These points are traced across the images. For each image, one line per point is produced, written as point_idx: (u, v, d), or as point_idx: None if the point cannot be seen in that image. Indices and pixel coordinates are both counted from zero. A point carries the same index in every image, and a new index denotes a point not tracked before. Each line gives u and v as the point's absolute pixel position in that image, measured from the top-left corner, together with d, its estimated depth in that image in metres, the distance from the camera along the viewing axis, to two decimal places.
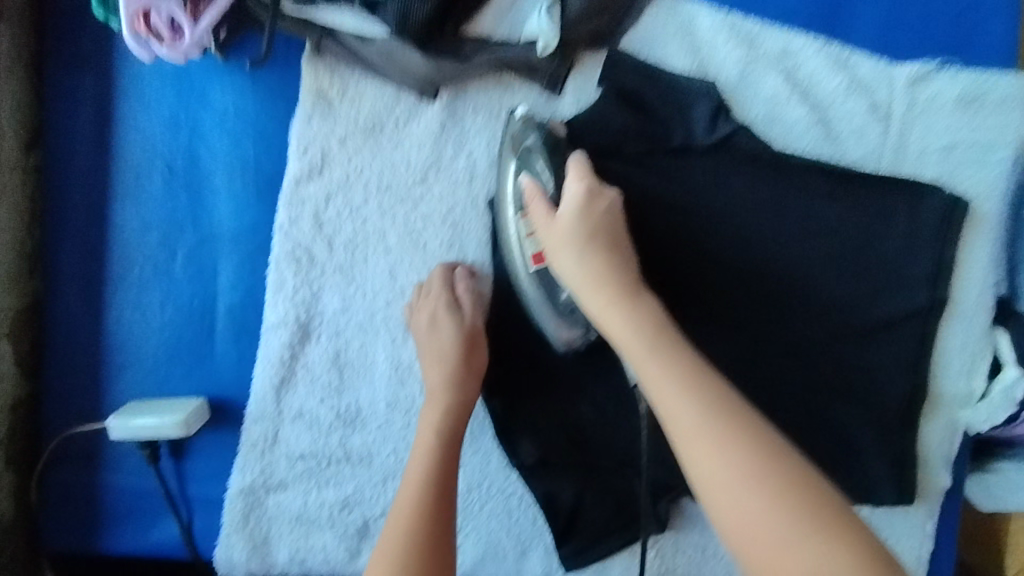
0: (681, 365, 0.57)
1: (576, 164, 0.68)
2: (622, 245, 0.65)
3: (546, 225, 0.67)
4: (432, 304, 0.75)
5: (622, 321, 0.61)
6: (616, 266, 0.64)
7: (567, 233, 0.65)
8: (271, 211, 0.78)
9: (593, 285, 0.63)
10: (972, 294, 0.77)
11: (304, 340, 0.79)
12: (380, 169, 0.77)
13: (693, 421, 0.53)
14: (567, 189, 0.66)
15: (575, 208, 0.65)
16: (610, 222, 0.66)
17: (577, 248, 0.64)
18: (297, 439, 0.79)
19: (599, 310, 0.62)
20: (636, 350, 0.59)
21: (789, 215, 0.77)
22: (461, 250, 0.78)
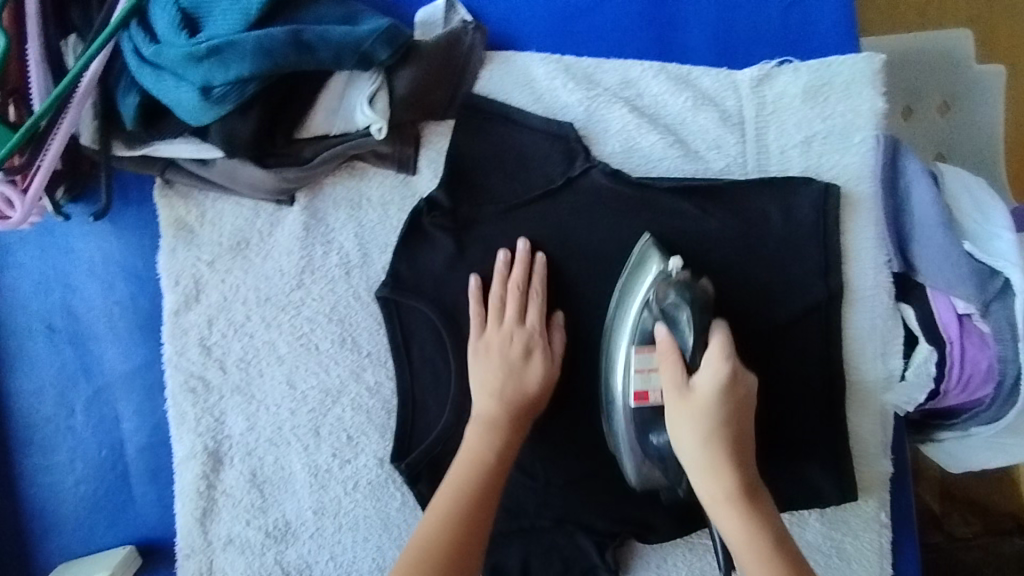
0: (758, 519, 0.56)
1: (719, 345, 0.60)
2: (739, 391, 0.60)
3: (675, 402, 0.61)
4: (507, 340, 0.72)
5: (713, 473, 0.58)
6: (727, 407, 0.59)
7: (703, 409, 0.59)
8: (158, 345, 0.78)
9: (681, 420, 0.60)
10: (869, 278, 0.76)
11: (217, 467, 0.78)
12: (255, 283, 0.76)
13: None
14: (704, 375, 0.60)
15: (710, 391, 0.59)
16: (741, 414, 0.60)
17: (676, 394, 0.61)
18: (232, 566, 0.78)
19: (687, 447, 0.59)
20: (745, 555, 0.55)
21: (669, 236, 0.75)
22: (354, 344, 0.77)
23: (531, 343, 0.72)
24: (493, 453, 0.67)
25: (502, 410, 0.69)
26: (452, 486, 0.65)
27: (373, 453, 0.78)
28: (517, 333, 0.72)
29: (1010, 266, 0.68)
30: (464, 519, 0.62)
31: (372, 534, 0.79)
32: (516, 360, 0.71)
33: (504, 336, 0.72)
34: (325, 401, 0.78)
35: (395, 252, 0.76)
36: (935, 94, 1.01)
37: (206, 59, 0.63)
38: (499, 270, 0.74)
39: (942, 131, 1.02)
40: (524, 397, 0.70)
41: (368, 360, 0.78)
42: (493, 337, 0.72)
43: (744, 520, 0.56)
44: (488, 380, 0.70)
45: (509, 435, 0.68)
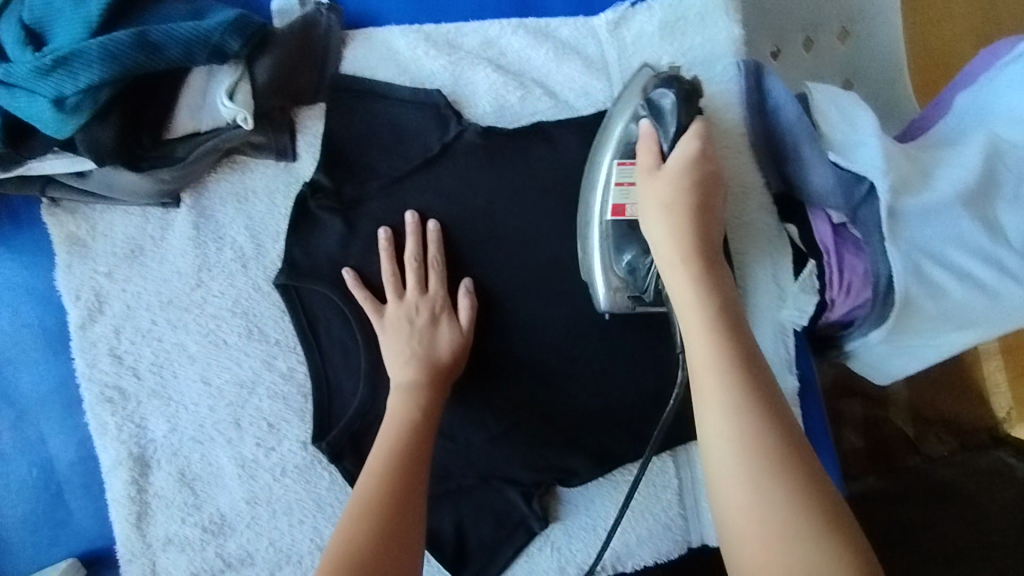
0: (721, 314, 0.55)
1: (691, 130, 0.62)
2: (715, 197, 0.62)
3: (646, 178, 0.62)
4: (416, 311, 0.75)
5: (682, 265, 0.58)
6: (701, 217, 0.60)
7: (671, 184, 0.60)
8: (71, 361, 0.79)
9: (661, 215, 0.60)
10: (751, 202, 0.78)
11: (147, 470, 0.79)
12: (155, 287, 0.78)
13: (693, 312, 0.56)
14: (681, 145, 0.62)
15: (683, 145, 0.62)
16: (709, 185, 0.62)
17: (653, 178, 0.62)
18: (175, 565, 0.80)
19: (663, 232, 0.59)
20: (692, 321, 0.55)
21: (552, 184, 0.76)
22: (261, 334, 0.79)
23: (438, 310, 0.75)
24: (420, 411, 0.69)
25: (420, 376, 0.71)
26: (389, 435, 0.67)
27: (295, 438, 0.80)
28: (423, 302, 0.75)
29: (871, 168, 0.70)
30: (409, 473, 0.63)
31: (305, 517, 0.80)
32: (424, 328, 0.74)
33: (412, 309, 0.75)
34: (241, 393, 0.79)
35: (286, 240, 0.77)
36: (834, 22, 1.03)
37: (54, 71, 0.64)
38: (382, 249, 0.75)
39: (847, 56, 1.05)
40: (438, 358, 0.73)
41: (277, 349, 0.79)
42: (396, 317, 0.74)
43: (712, 308, 0.56)
44: (402, 350, 0.73)
45: (428, 392, 0.71)
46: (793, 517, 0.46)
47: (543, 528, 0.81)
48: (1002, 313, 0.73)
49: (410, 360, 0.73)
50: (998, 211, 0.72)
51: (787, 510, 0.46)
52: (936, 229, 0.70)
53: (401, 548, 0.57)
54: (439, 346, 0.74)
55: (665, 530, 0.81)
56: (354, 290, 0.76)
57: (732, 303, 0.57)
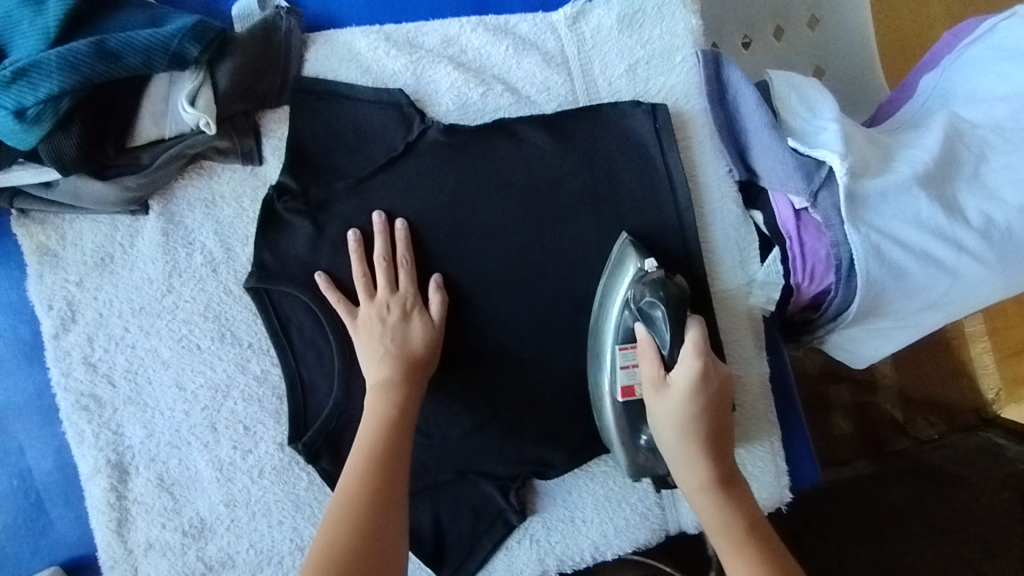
0: (738, 518, 0.62)
1: (687, 348, 0.65)
2: (716, 396, 0.65)
3: (654, 394, 0.68)
4: (387, 308, 0.74)
5: (721, 525, 0.62)
6: (711, 439, 0.65)
7: (685, 417, 0.65)
8: (47, 370, 0.80)
9: (687, 463, 0.65)
10: (715, 190, 0.79)
11: (125, 477, 0.80)
12: (127, 295, 0.78)
13: (726, 542, 0.61)
14: (679, 370, 0.65)
15: (686, 396, 0.65)
16: (716, 409, 0.65)
17: (675, 430, 0.65)
18: (156, 570, 0.81)
19: (706, 514, 0.63)
20: (728, 554, 0.61)
21: (515, 182, 0.78)
22: (234, 337, 0.79)
23: (411, 307, 0.75)
24: (397, 411, 0.69)
25: (396, 373, 0.71)
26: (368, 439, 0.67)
27: (271, 439, 0.80)
28: (395, 299, 0.75)
29: (829, 153, 0.71)
30: (385, 478, 0.64)
31: (284, 518, 0.81)
32: (396, 325, 0.73)
33: (384, 306, 0.74)
34: (217, 397, 0.80)
35: (254, 243, 0.78)
36: (803, 9, 1.03)
37: (14, 83, 0.65)
38: (354, 252, 0.76)
39: (814, 42, 1.05)
40: (412, 353, 0.72)
41: (250, 352, 0.80)
42: (370, 315, 0.74)
43: (726, 512, 0.63)
44: (376, 346, 0.73)
45: (405, 391, 0.70)
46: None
47: (521, 521, 0.82)
48: (964, 291, 0.73)
49: (385, 357, 0.72)
50: (956, 191, 0.73)
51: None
52: (896, 210, 0.71)
53: (383, 560, 0.59)
54: (414, 341, 0.73)
55: (643, 519, 0.82)
56: (330, 291, 0.76)
57: (746, 498, 0.64)
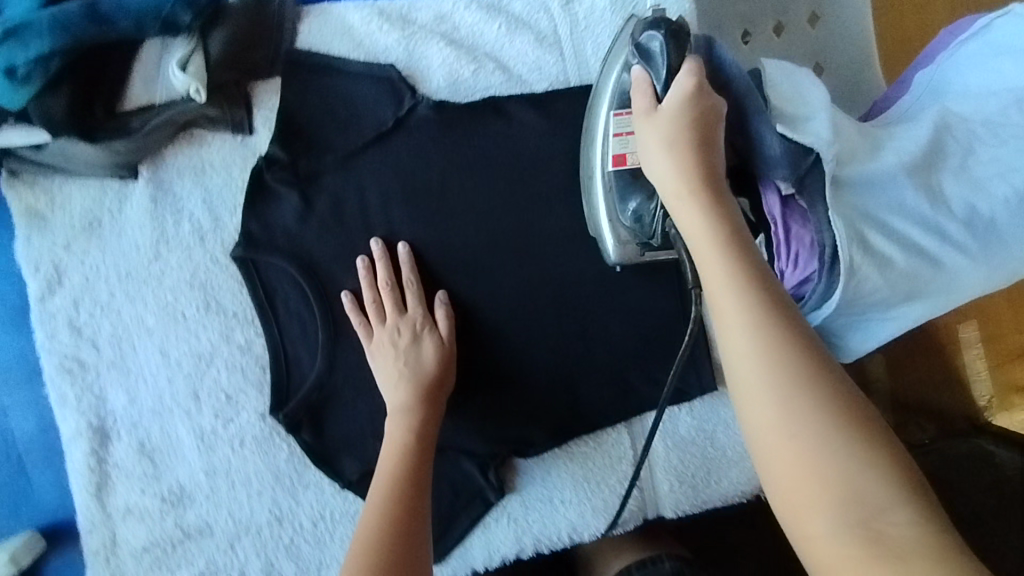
0: (755, 278, 0.50)
1: (684, 81, 0.61)
2: (715, 160, 0.59)
3: (643, 121, 0.63)
4: (398, 331, 0.75)
5: (742, 318, 0.49)
6: (735, 226, 0.54)
7: (690, 169, 0.58)
8: (31, 333, 0.80)
9: (708, 245, 0.54)
10: None
11: (107, 442, 0.81)
12: (114, 261, 0.79)
13: (741, 330, 0.49)
14: (670, 91, 0.62)
15: (674, 99, 0.61)
16: (710, 116, 0.61)
17: (690, 195, 0.57)
18: (135, 535, 0.81)
19: (731, 304, 0.50)
20: (722, 304, 0.50)
21: (505, 160, 0.78)
22: (219, 307, 0.80)
23: (421, 326, 0.76)
24: (417, 431, 0.71)
25: (411, 396, 0.73)
26: (392, 460, 0.69)
27: (252, 409, 0.81)
28: (405, 320, 0.76)
29: (819, 141, 0.71)
30: (412, 498, 0.65)
31: (264, 489, 0.81)
32: (409, 347, 0.75)
33: (395, 327, 0.75)
34: (199, 365, 0.80)
35: (242, 213, 0.78)
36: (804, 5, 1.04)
37: (8, 41, 0.68)
38: (364, 278, 0.77)
39: (818, 39, 1.06)
40: (427, 374, 0.74)
41: (234, 322, 0.80)
42: (382, 335, 0.75)
43: (746, 292, 0.49)
44: (390, 372, 0.74)
45: (423, 411, 0.72)
46: (890, 504, 0.41)
47: (500, 499, 0.82)
48: (947, 284, 0.74)
49: (400, 384, 0.73)
50: (940, 181, 0.73)
51: (891, 496, 0.42)
52: (880, 197, 0.72)
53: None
54: (431, 360, 0.74)
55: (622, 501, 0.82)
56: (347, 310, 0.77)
57: (770, 276, 0.51)
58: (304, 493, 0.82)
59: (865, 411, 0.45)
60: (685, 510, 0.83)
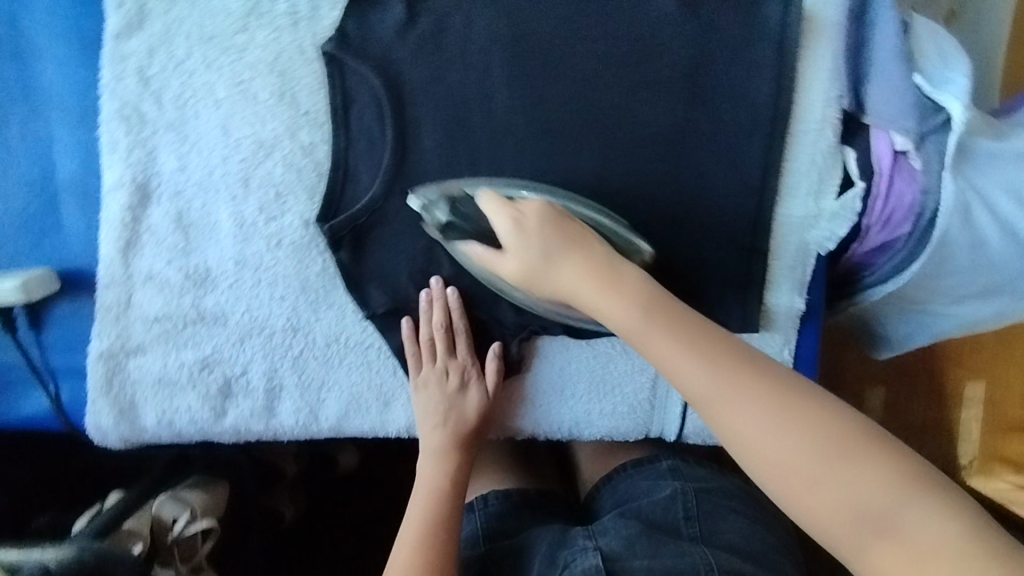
0: (703, 349, 0.59)
1: (494, 206, 0.68)
2: (604, 255, 0.66)
3: (507, 262, 0.69)
4: (447, 382, 0.79)
5: (748, 411, 0.56)
6: (620, 273, 0.64)
7: (545, 252, 0.66)
8: (96, 70, 0.78)
9: (622, 310, 0.63)
10: (816, 109, 0.75)
11: (146, 202, 0.79)
12: (201, 20, 0.76)
13: (706, 382, 0.58)
14: (499, 231, 0.67)
15: (518, 254, 0.67)
16: (551, 236, 0.66)
17: (574, 274, 0.65)
18: (149, 303, 0.80)
19: (778, 449, 0.54)
20: (721, 402, 0.57)
21: (621, 36, 0.74)
22: (292, 99, 0.77)
23: (467, 378, 0.80)
24: (453, 457, 0.81)
25: (447, 443, 0.80)
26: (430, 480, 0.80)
27: (298, 211, 0.78)
28: (453, 368, 0.79)
29: (953, 100, 0.68)
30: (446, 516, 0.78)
31: (288, 295, 0.80)
32: (454, 393, 0.79)
33: (443, 372, 0.79)
34: (257, 152, 0.78)
35: (344, 9, 0.76)
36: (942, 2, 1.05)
37: None
38: (422, 312, 0.78)
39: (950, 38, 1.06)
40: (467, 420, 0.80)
41: (303, 119, 0.77)
42: (431, 374, 0.79)
43: (701, 356, 0.59)
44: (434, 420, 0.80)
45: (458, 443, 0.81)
46: (838, 431, 0.54)
47: (513, 373, 0.81)
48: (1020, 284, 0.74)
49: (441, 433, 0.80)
50: None
51: (816, 423, 0.55)
52: (998, 175, 0.69)
53: None
54: (474, 408, 0.80)
55: (629, 411, 0.81)
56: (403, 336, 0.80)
57: (691, 315, 0.62)
58: (324, 311, 0.80)
59: (767, 376, 0.57)
60: (683, 437, 0.84)
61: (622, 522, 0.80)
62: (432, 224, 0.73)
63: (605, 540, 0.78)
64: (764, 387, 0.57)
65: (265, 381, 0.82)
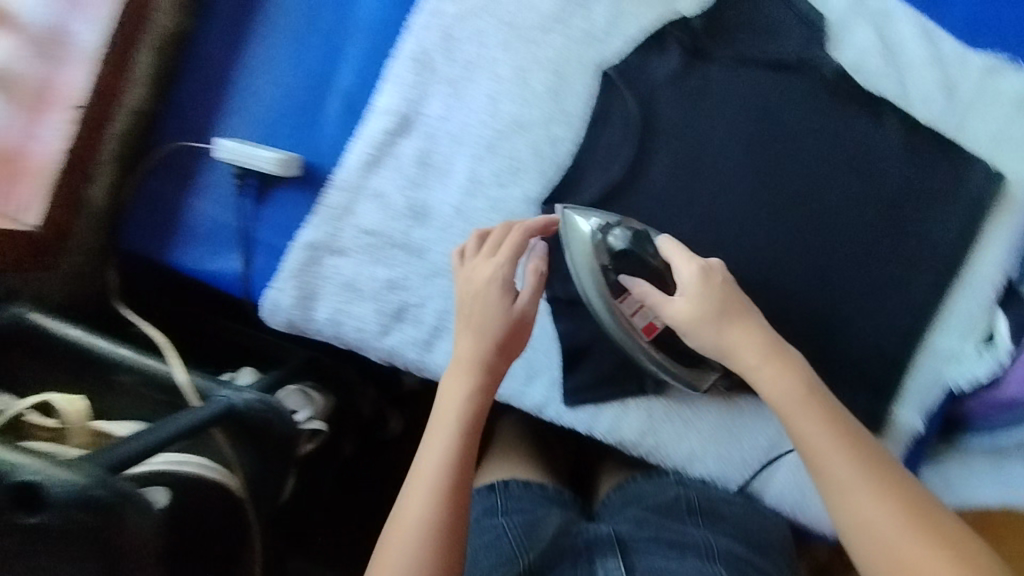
0: (828, 419, 0.66)
1: (673, 249, 0.77)
2: (746, 308, 0.73)
3: (672, 304, 0.75)
4: (483, 272, 0.78)
5: (847, 470, 0.63)
6: (765, 335, 0.71)
7: (710, 299, 0.73)
8: (408, 16, 0.89)
9: (773, 374, 0.69)
10: (989, 269, 0.85)
11: (402, 134, 0.89)
12: (513, 9, 0.87)
13: (825, 444, 0.64)
14: (681, 276, 0.76)
15: (693, 302, 0.74)
16: (726, 297, 0.73)
17: (722, 321, 0.72)
18: (368, 216, 0.90)
19: (869, 513, 0.60)
20: (829, 463, 0.63)
21: (851, 150, 0.85)
22: (560, 98, 0.88)
23: (506, 274, 0.77)
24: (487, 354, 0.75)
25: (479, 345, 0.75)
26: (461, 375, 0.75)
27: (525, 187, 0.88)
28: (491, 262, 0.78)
29: None
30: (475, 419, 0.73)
31: None
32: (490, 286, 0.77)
33: (480, 266, 0.79)
34: (510, 129, 0.88)
35: (634, 46, 0.87)
36: None
37: None
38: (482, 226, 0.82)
39: None
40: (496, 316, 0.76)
41: (560, 115, 0.88)
42: (473, 266, 0.79)
43: (820, 413, 0.66)
44: (472, 322, 0.77)
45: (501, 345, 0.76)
46: (912, 497, 0.61)
47: (651, 393, 0.88)
48: None
49: (478, 337, 0.75)
50: None
51: (899, 490, 0.61)
52: None
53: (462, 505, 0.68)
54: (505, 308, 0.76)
55: (743, 465, 0.87)
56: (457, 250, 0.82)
57: (815, 380, 0.69)
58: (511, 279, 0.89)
59: (865, 445, 0.65)
60: (781, 510, 0.87)
61: (625, 513, 0.83)
62: (602, 246, 0.80)
63: (616, 526, 0.81)
64: (862, 453, 0.64)
65: (437, 319, 0.90)
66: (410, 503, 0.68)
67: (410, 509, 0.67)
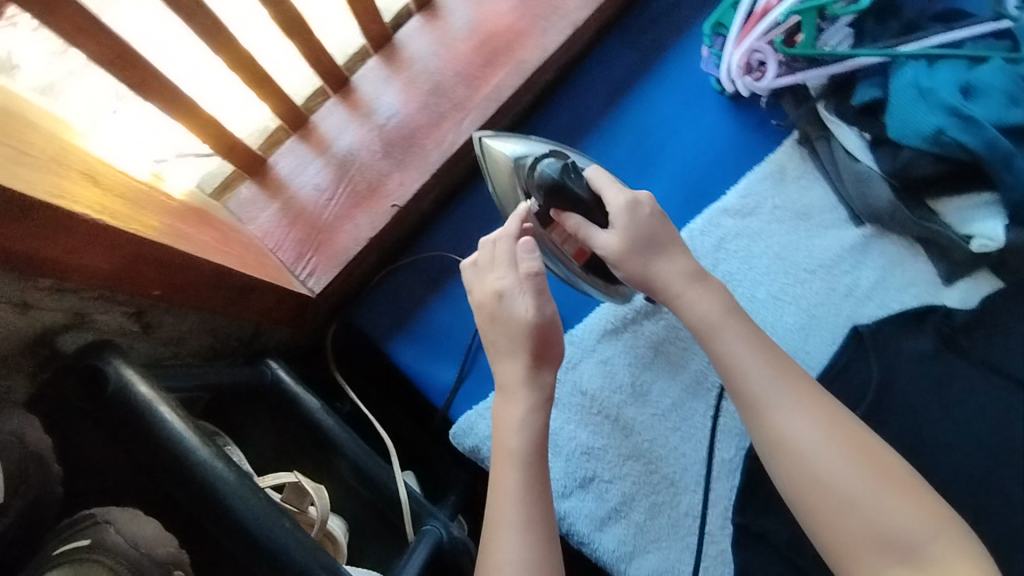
0: (791, 377, 0.69)
1: (599, 174, 0.77)
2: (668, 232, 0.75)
3: (614, 247, 0.74)
4: (489, 289, 0.72)
5: (828, 442, 0.65)
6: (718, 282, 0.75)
7: (637, 233, 0.74)
8: (689, 216, 0.95)
9: (731, 329, 0.71)
10: None
11: (650, 316, 0.93)
12: (786, 244, 0.93)
13: (778, 401, 0.68)
14: (613, 211, 0.74)
15: (626, 236, 0.73)
16: (656, 229, 0.75)
17: (657, 253, 0.74)
18: (589, 376, 0.91)
19: (852, 487, 0.63)
20: (775, 414, 0.67)
21: None
22: (806, 337, 0.90)
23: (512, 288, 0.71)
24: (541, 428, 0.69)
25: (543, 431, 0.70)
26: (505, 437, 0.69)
27: None
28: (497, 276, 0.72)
29: None
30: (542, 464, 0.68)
31: (689, 456, 0.88)
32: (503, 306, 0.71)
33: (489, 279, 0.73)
34: None
35: (892, 315, 0.89)
36: None
37: (955, 117, 0.81)
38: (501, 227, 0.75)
39: None
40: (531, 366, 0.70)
41: (802, 354, 0.90)
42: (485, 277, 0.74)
43: (779, 375, 0.69)
44: (500, 347, 0.72)
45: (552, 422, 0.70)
46: (891, 473, 0.65)
47: None
48: None
49: (514, 358, 0.71)
50: None
51: (878, 468, 0.64)
52: None
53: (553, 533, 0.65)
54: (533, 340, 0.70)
55: None
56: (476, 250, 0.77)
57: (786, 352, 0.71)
58: (709, 490, 0.87)
59: (856, 429, 0.67)
60: None
61: None
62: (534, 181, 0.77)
63: None
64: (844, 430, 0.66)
65: (620, 502, 0.87)
66: (498, 535, 0.64)
67: (500, 547, 0.63)
